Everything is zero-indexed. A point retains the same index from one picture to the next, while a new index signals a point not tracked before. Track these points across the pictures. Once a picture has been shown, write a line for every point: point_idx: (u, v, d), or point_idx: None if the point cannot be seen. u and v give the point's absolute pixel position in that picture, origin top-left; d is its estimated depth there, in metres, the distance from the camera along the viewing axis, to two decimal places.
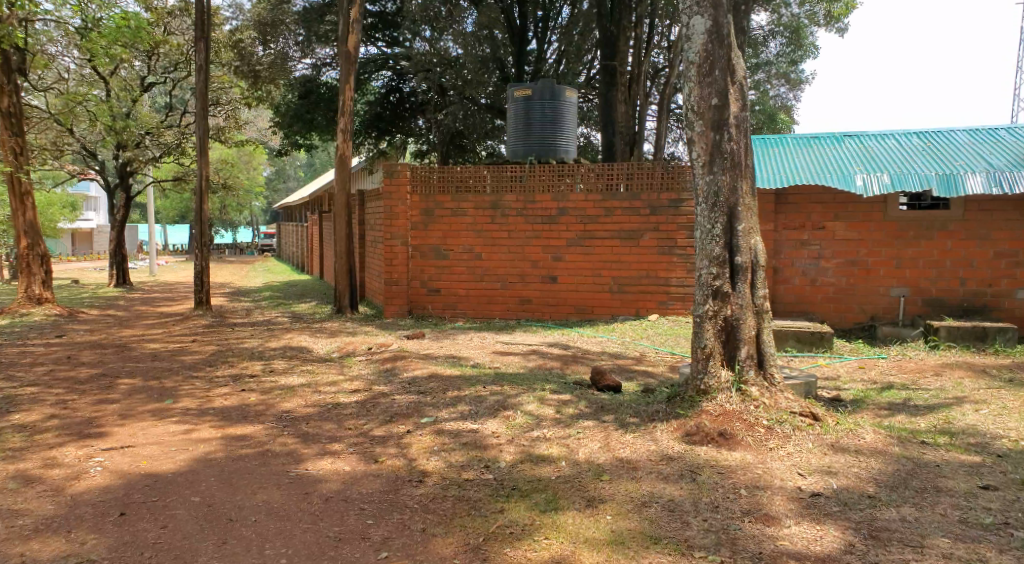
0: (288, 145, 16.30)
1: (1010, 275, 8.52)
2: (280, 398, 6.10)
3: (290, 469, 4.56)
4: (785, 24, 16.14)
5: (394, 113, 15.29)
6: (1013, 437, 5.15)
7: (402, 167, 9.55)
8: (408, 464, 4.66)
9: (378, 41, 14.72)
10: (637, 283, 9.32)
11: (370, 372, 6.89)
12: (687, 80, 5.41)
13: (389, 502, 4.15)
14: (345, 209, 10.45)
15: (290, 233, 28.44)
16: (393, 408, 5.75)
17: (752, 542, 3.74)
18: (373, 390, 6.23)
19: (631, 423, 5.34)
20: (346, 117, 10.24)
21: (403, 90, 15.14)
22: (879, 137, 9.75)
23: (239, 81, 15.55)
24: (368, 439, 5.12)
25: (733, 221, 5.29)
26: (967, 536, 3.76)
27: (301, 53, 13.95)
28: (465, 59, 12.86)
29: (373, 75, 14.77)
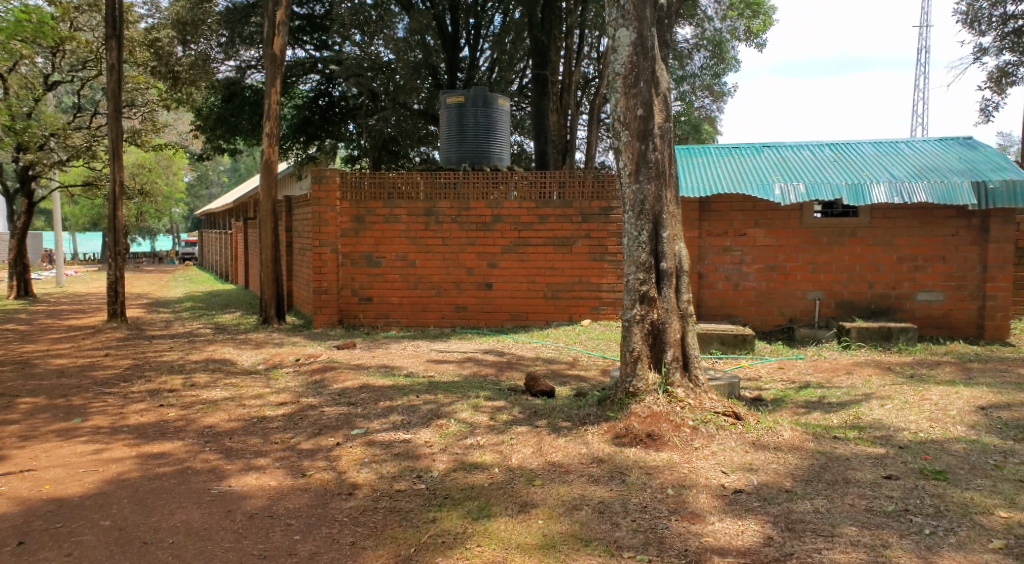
0: (210, 150, 15.91)
1: (913, 278, 9.04)
2: (202, 413, 5.99)
3: (211, 487, 4.50)
4: (709, 38, 16.52)
5: (323, 118, 15.12)
6: (915, 428, 5.49)
7: (331, 173, 9.44)
8: (338, 477, 4.66)
9: (305, 44, 14.58)
10: (570, 289, 9.53)
11: (298, 384, 6.81)
12: (614, 91, 5.59)
13: (317, 517, 4.15)
14: (271, 217, 10.30)
15: (213, 242, 27.68)
16: (322, 420, 5.72)
17: (677, 540, 3.89)
18: (301, 403, 6.18)
19: (563, 427, 5.45)
20: (272, 121, 10.10)
21: (333, 94, 14.99)
22: (795, 147, 10.22)
23: (156, 82, 15.12)
24: (296, 452, 5.09)
25: (658, 228, 5.48)
26: (873, 523, 3.99)
27: (224, 55, 13.68)
28: (398, 64, 12.84)
29: (301, 79, 14.63)
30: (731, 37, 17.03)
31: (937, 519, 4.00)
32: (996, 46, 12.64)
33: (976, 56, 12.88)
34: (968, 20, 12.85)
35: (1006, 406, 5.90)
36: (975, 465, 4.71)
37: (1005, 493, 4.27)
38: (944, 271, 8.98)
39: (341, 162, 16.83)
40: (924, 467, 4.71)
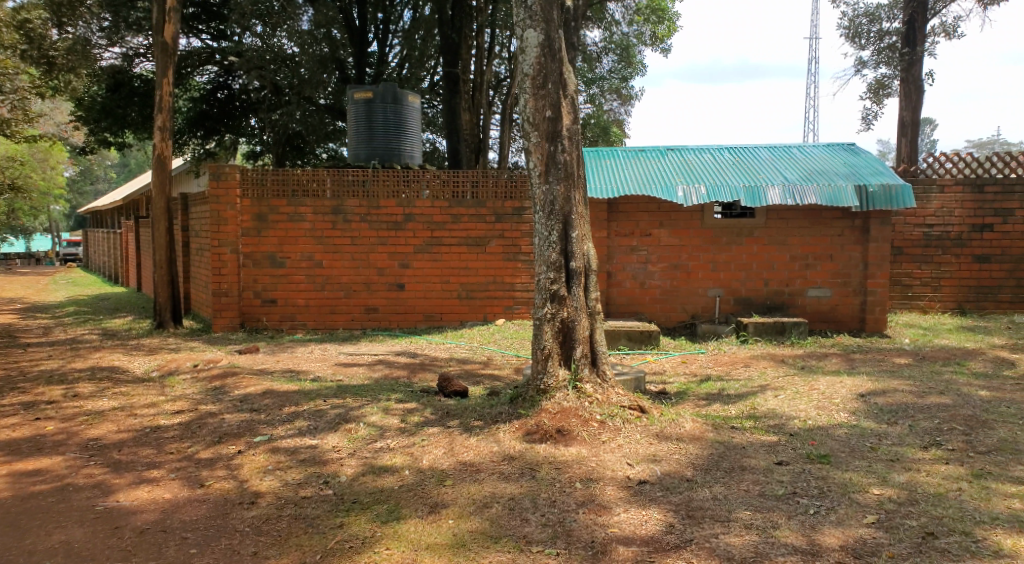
0: (95, 143, 15.22)
1: (805, 276, 9.57)
2: (86, 425, 5.74)
3: (97, 503, 4.34)
4: (617, 42, 17.14)
5: (222, 111, 14.74)
6: (804, 416, 5.84)
7: (230, 169, 9.21)
8: (239, 487, 4.58)
9: (201, 33, 14.17)
10: (484, 289, 9.62)
11: (196, 391, 6.62)
12: (523, 92, 5.68)
13: (216, 528, 4.08)
14: (165, 214, 9.94)
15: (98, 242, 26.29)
16: (222, 428, 5.60)
17: (584, 532, 4.02)
18: (198, 411, 6.02)
19: (475, 426, 5.51)
20: (164, 114, 9.80)
21: (232, 87, 14.58)
22: (696, 151, 10.65)
23: (29, 69, 14.27)
24: (193, 462, 4.97)
25: (567, 229, 5.63)
26: (765, 506, 4.23)
27: (107, 41, 13.11)
28: (302, 58, 12.67)
29: (198, 71, 14.13)
30: (637, 42, 17.58)
31: (821, 499, 4.28)
32: (874, 59, 13.50)
33: (856, 68, 13.74)
34: (850, 35, 13.73)
35: (882, 392, 6.36)
36: (854, 448, 5.06)
37: (879, 471, 4.61)
38: (832, 269, 9.54)
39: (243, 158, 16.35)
40: (810, 452, 5.02)
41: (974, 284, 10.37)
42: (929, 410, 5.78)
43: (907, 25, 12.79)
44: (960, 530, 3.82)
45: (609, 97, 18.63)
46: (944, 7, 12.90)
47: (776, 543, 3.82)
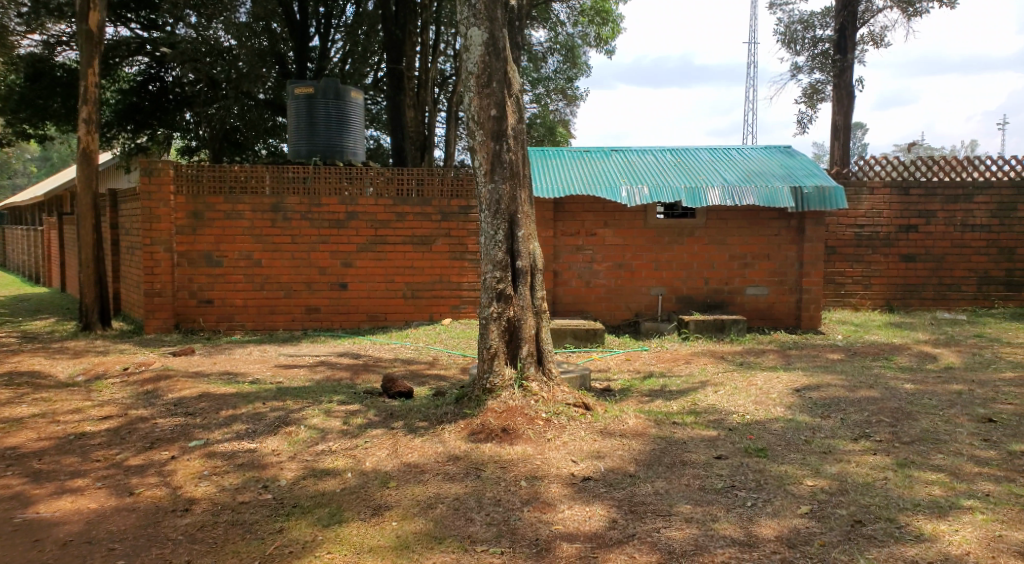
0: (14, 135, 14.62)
1: (743, 274, 9.81)
2: (4, 433, 5.51)
3: (16, 515, 4.18)
4: (562, 43, 17.56)
5: (154, 104, 14.25)
6: (742, 411, 6.00)
7: (163, 165, 8.95)
8: (172, 494, 4.47)
9: (130, 22, 13.74)
10: (430, 288, 9.59)
11: (126, 395, 6.42)
12: (467, 90, 5.67)
13: (148, 537, 3.98)
14: (91, 212, 9.57)
15: (19, 240, 25.22)
16: (153, 433, 5.44)
17: (529, 530, 4.06)
18: (128, 416, 5.84)
19: (420, 427, 5.49)
20: (89, 106, 9.43)
21: (165, 80, 14.20)
22: (639, 152, 10.80)
23: None
24: (123, 469, 4.82)
25: (513, 228, 5.66)
26: (704, 500, 4.33)
27: (26, 28, 12.80)
28: (240, 51, 12.41)
29: (126, 61, 13.77)
30: (581, 42, 17.66)
31: (757, 492, 4.40)
32: (809, 65, 13.92)
33: (792, 73, 14.15)
34: (785, 41, 14.12)
35: (816, 387, 6.57)
36: (790, 441, 5.21)
37: (812, 463, 4.77)
38: (769, 268, 9.80)
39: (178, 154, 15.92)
40: (748, 446, 5.15)
41: (901, 282, 10.80)
42: (859, 403, 6.00)
43: (838, 32, 13.22)
44: (885, 517, 3.98)
45: (554, 97, 18.73)
46: (873, 16, 13.36)
47: (714, 536, 3.91)
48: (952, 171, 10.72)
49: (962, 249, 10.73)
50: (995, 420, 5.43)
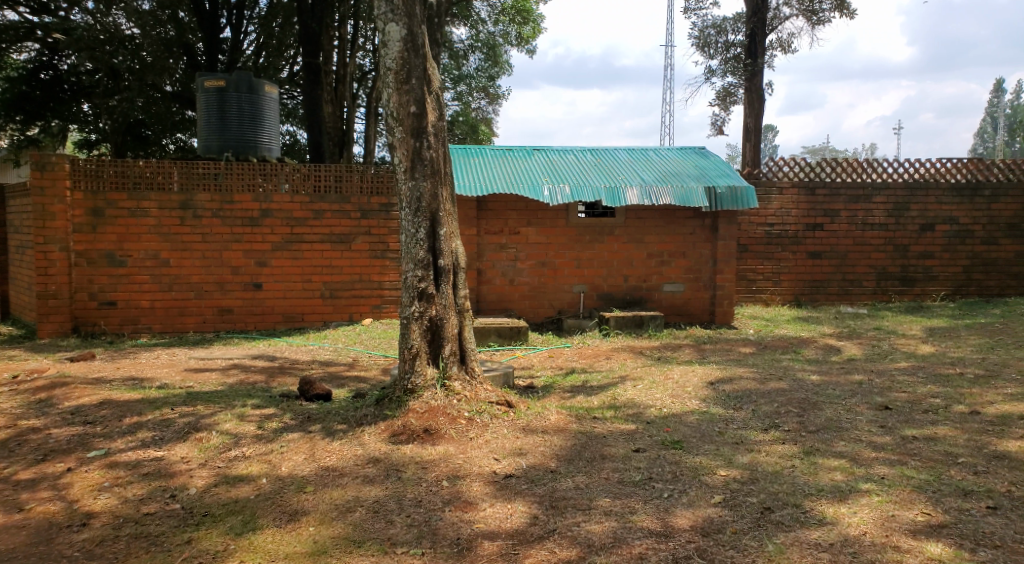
0: None
1: (661, 272, 10.04)
2: None
3: None
4: (483, 40, 17.41)
5: (47, 94, 13.43)
6: (660, 405, 6.13)
7: (58, 159, 8.53)
8: (68, 508, 4.24)
9: (19, 7, 12.88)
10: (349, 288, 9.43)
11: (17, 405, 6.04)
12: (386, 86, 5.58)
13: (41, 556, 3.77)
14: None
15: None
16: (48, 444, 5.15)
17: (450, 529, 4.04)
18: (20, 427, 5.50)
19: (339, 430, 5.38)
20: None
21: (59, 69, 13.41)
22: (560, 152, 10.90)
23: None
24: (14, 484, 4.55)
25: (435, 226, 5.62)
26: (623, 493, 4.41)
27: None
28: (144, 41, 11.99)
29: (16, 47, 13.02)
30: (503, 41, 17.68)
31: (674, 483, 4.51)
32: (722, 68, 14.35)
33: (706, 76, 14.57)
34: (700, 45, 14.54)
35: (729, 380, 6.78)
36: (704, 433, 5.36)
37: (725, 454, 4.92)
38: (684, 266, 10.07)
39: (74, 148, 15.39)
40: (665, 439, 5.27)
41: (808, 278, 11.26)
42: (769, 395, 6.23)
43: (749, 38, 13.73)
44: (793, 503, 4.14)
45: (476, 95, 18.71)
46: (780, 23, 13.94)
47: (633, 527, 3.98)
48: (854, 172, 11.24)
49: (863, 247, 11.27)
50: (891, 408, 5.73)
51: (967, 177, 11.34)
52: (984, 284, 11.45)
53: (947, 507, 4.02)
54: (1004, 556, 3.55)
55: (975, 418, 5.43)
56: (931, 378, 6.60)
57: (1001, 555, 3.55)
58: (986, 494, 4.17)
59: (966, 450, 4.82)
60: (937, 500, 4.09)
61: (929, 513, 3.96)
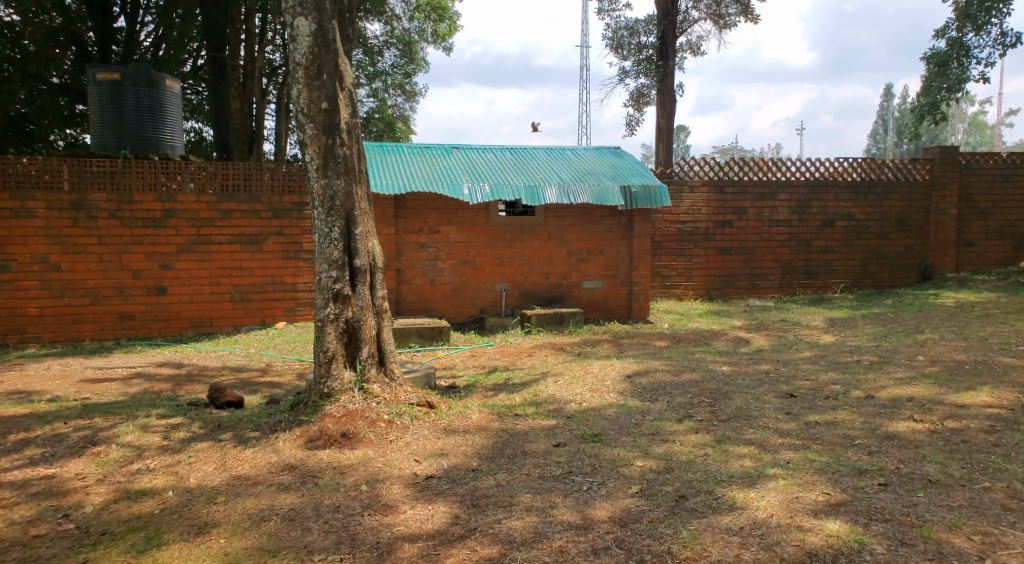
0: None
1: (581, 269, 10.15)
2: None
3: None
4: (398, 37, 17.17)
5: None
6: (580, 399, 6.19)
7: None
8: None
9: None
10: (260, 290, 9.14)
11: None
12: (295, 82, 5.42)
13: None
14: None
15: None
16: None
17: (369, 534, 3.95)
18: None
19: (251, 437, 5.20)
20: None
21: None
22: (479, 150, 10.87)
23: None
24: None
25: (350, 225, 5.50)
26: (544, 488, 4.41)
27: None
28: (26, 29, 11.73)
29: None
30: (419, 38, 17.52)
31: (593, 476, 4.55)
32: (635, 70, 14.69)
33: (620, 77, 14.86)
34: (613, 46, 14.82)
35: (645, 372, 6.93)
36: (622, 425, 5.43)
37: (642, 445, 5.00)
38: (603, 263, 10.21)
39: None
40: (584, 432, 5.32)
41: (719, 273, 11.60)
42: (683, 386, 6.38)
43: (661, 40, 14.05)
44: (705, 490, 4.24)
45: (393, 92, 18.49)
46: (689, 26, 14.33)
47: (553, 522, 3.99)
48: (759, 172, 11.63)
49: (770, 242, 11.69)
50: (796, 395, 5.95)
51: (862, 176, 11.89)
52: (879, 276, 12.05)
53: (844, 486, 4.20)
54: (894, 529, 3.72)
55: (870, 402, 5.71)
56: (832, 366, 6.91)
57: (892, 529, 3.73)
58: (879, 472, 4.37)
59: (862, 432, 5.05)
60: (836, 480, 4.27)
61: (829, 493, 4.12)
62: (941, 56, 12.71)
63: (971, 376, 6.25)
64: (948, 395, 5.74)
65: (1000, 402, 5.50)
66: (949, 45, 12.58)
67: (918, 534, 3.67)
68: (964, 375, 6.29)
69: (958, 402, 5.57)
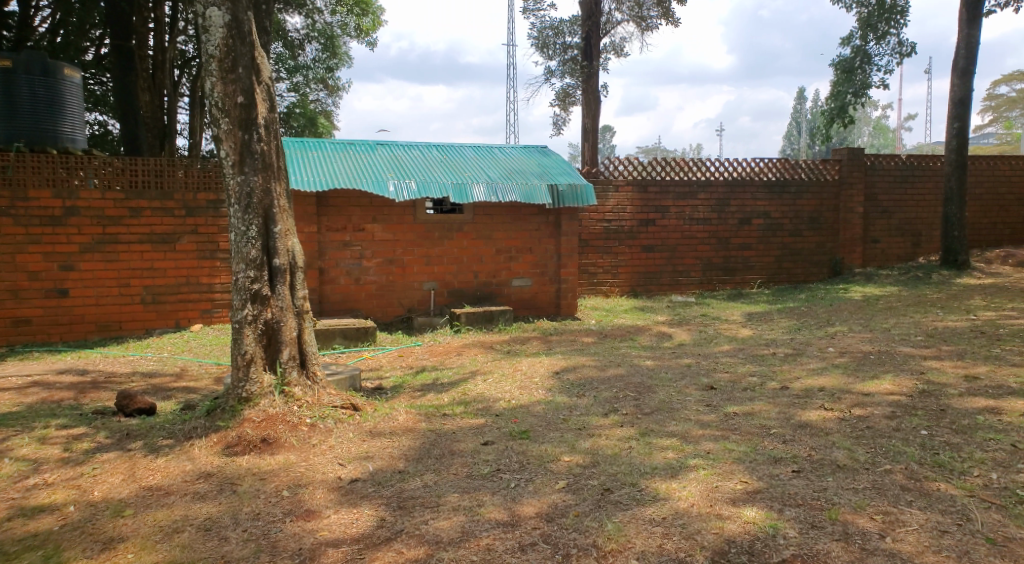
0: None
1: (509, 268, 10.14)
2: None
3: None
4: (320, 31, 16.81)
5: None
6: (508, 397, 6.15)
7: None
8: None
9: None
10: (174, 291, 8.79)
11: None
12: (208, 74, 5.18)
13: None
14: None
15: None
16: None
17: (291, 541, 3.82)
18: None
19: (164, 445, 4.97)
20: None
21: None
22: (405, 147, 10.71)
23: None
24: None
25: (268, 223, 5.32)
26: (471, 487, 4.36)
27: None
28: None
29: None
30: (342, 33, 17.03)
31: (521, 472, 4.52)
32: (561, 70, 14.84)
33: (545, 77, 14.95)
34: (539, 45, 14.86)
35: (572, 369, 6.95)
36: (549, 422, 5.42)
37: (569, 440, 5.01)
38: (531, 261, 10.22)
39: None
40: (512, 430, 5.29)
41: (643, 270, 11.78)
42: (608, 381, 6.43)
43: (585, 41, 14.17)
44: (630, 482, 4.26)
45: (314, 87, 18.14)
46: (613, 27, 14.49)
47: (481, 520, 3.94)
48: (681, 171, 11.86)
49: (691, 240, 11.94)
50: (716, 388, 6.07)
51: (777, 175, 12.27)
52: (794, 272, 12.47)
53: (761, 474, 4.29)
54: (805, 513, 3.82)
55: (785, 392, 5.87)
56: (749, 358, 7.09)
57: (804, 513, 3.82)
58: (793, 459, 4.49)
59: (777, 422, 5.18)
60: (753, 468, 4.36)
61: (747, 481, 4.20)
62: (847, 63, 13.25)
63: (876, 365, 6.52)
64: (855, 384, 5.97)
65: (901, 389, 5.74)
66: (853, 53, 13.12)
67: (827, 516, 3.77)
68: (869, 365, 6.55)
69: (864, 390, 5.79)
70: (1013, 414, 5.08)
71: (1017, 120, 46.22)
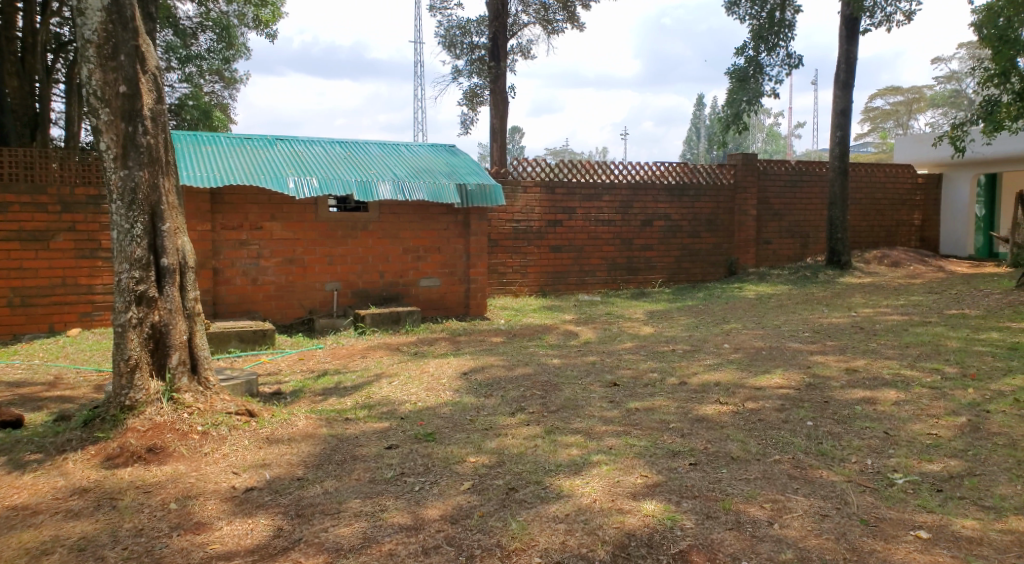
0: None
1: (416, 267, 9.99)
2: None
3: None
4: (214, 19, 16.18)
5: None
6: (414, 399, 6.04)
7: None
8: None
9: None
10: (47, 293, 8.21)
11: None
12: (84, 60, 4.84)
13: None
14: None
15: None
16: None
17: (178, 556, 3.60)
18: None
19: (32, 460, 4.60)
20: None
21: None
22: (307, 143, 10.39)
23: None
24: None
25: (156, 221, 5.01)
26: (374, 491, 4.23)
27: None
28: None
29: None
30: (239, 22, 16.30)
31: (425, 475, 4.42)
32: (467, 69, 14.78)
33: (453, 75, 14.85)
34: (446, 44, 14.76)
35: (479, 369, 6.91)
36: (456, 423, 5.36)
37: (475, 441, 4.95)
38: (439, 261, 10.11)
39: None
40: (418, 432, 5.19)
41: (550, 270, 11.86)
42: (515, 380, 6.42)
43: (492, 41, 14.16)
44: (534, 481, 4.24)
45: (210, 79, 17.88)
46: (520, 29, 14.54)
47: (383, 525, 3.83)
48: (586, 173, 12.01)
49: (597, 240, 12.11)
50: (618, 384, 6.14)
51: (677, 178, 12.62)
52: (692, 271, 12.85)
53: (660, 468, 4.36)
54: (701, 505, 3.89)
55: (684, 387, 6.01)
56: (650, 355, 7.23)
57: (699, 504, 3.90)
58: (690, 453, 4.59)
59: (675, 416, 5.28)
60: (653, 463, 4.42)
61: (646, 476, 4.25)
62: (740, 72, 13.75)
63: (767, 360, 6.76)
64: (748, 378, 6.17)
65: (790, 383, 5.96)
66: (747, 62, 13.65)
67: (721, 507, 3.86)
68: (762, 360, 6.80)
69: (757, 384, 5.99)
70: (886, 403, 5.36)
71: (892, 131, 49.43)
